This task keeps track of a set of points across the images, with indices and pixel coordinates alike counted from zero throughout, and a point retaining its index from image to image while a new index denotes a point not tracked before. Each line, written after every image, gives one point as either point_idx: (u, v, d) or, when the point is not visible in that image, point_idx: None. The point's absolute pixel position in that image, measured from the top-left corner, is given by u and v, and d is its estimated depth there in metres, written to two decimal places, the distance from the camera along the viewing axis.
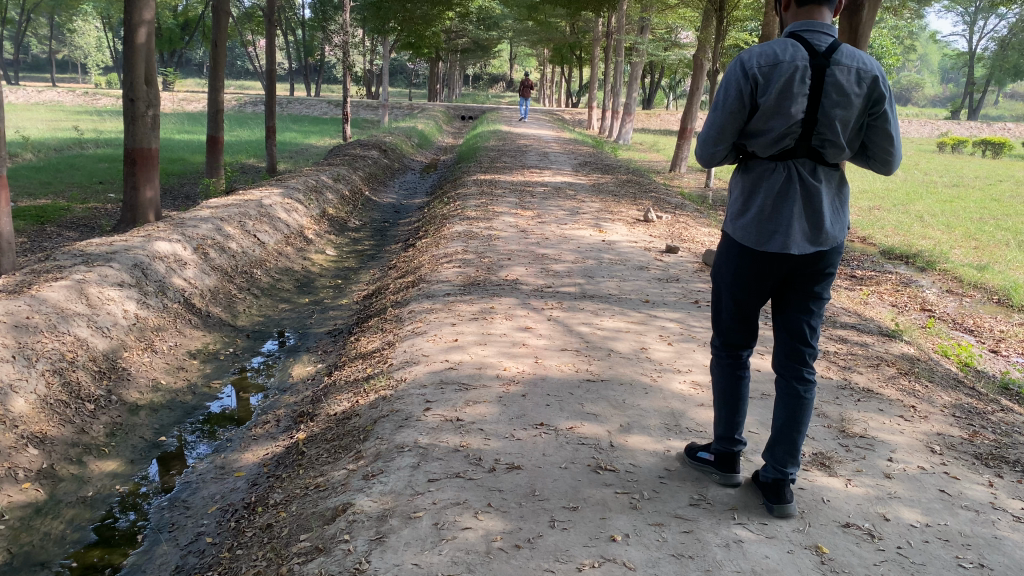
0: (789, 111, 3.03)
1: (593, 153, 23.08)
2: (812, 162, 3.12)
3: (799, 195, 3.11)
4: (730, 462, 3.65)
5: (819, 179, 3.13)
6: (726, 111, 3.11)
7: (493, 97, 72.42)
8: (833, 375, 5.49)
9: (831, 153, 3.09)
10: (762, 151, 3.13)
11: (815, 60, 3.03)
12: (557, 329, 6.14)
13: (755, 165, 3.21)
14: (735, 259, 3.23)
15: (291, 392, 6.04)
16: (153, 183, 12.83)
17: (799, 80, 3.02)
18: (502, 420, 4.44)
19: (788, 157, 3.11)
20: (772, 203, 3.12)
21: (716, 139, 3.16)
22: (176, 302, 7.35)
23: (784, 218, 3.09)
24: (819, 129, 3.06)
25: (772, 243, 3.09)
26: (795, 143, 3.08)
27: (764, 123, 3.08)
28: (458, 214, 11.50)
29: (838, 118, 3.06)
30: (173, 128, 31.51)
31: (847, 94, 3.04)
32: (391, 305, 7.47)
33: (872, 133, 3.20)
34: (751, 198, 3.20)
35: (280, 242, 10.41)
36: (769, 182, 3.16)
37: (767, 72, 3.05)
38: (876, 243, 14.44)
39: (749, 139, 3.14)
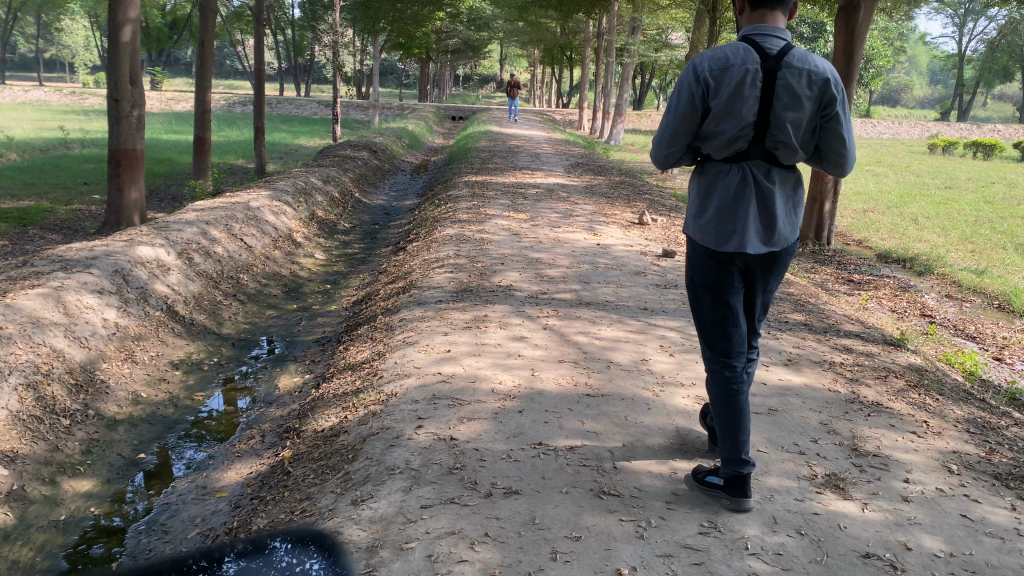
0: (740, 114, 3.14)
1: (585, 154, 22.87)
2: (766, 164, 3.24)
3: (754, 196, 3.23)
4: (741, 485, 3.48)
5: (772, 181, 3.26)
6: (679, 115, 3.22)
7: (484, 98, 72.23)
8: (840, 388, 5.30)
9: (784, 154, 3.21)
10: (716, 153, 3.26)
11: (766, 63, 3.12)
12: (553, 338, 5.93)
13: (711, 167, 3.32)
14: (698, 260, 3.31)
15: (277, 405, 5.80)
16: (138, 185, 12.54)
17: (750, 83, 3.12)
18: (499, 439, 4.22)
19: (741, 158, 3.24)
20: (728, 205, 3.23)
21: (670, 142, 3.29)
22: (159, 310, 7.11)
23: (741, 218, 3.19)
24: (771, 131, 3.17)
25: (730, 243, 3.19)
26: (748, 144, 3.20)
27: (716, 125, 3.20)
28: (450, 217, 11.27)
29: (789, 121, 3.17)
30: (160, 128, 31.13)
31: (798, 97, 3.14)
32: (381, 312, 7.24)
33: (826, 135, 3.29)
34: (708, 199, 3.31)
35: (268, 246, 10.16)
36: (724, 183, 3.27)
37: (718, 75, 3.15)
38: (872, 246, 14.30)
39: (703, 141, 3.26)
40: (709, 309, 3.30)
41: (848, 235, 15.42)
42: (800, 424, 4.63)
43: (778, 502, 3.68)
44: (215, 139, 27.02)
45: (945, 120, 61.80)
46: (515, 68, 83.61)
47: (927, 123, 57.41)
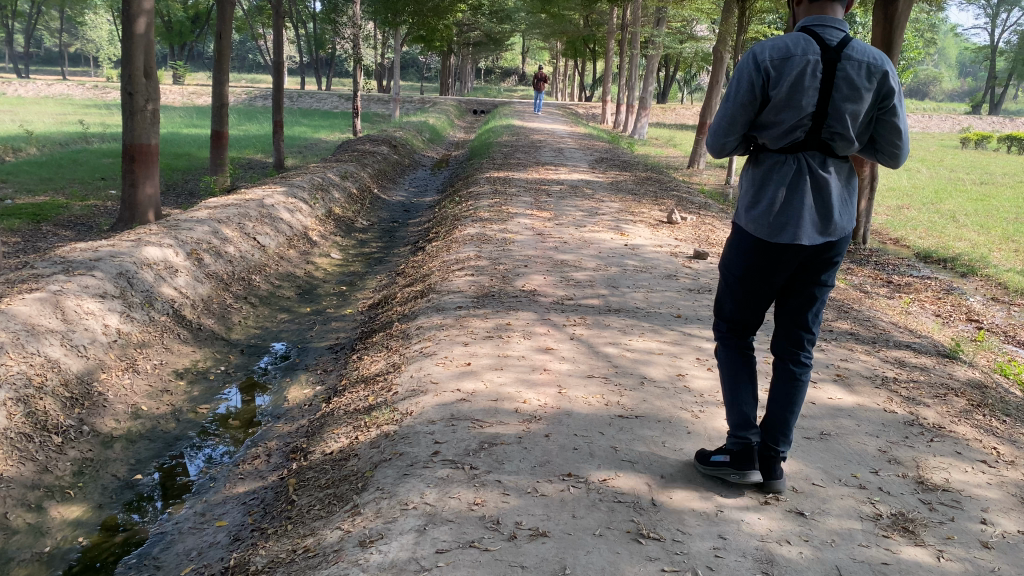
0: (800, 104, 3.04)
1: (609, 148, 22.37)
2: (822, 155, 3.13)
3: (809, 186, 3.11)
4: (746, 458, 3.51)
5: (829, 170, 3.14)
6: (737, 104, 3.11)
7: (507, 91, 71.87)
8: (896, 409, 4.83)
9: (841, 146, 3.11)
10: (773, 143, 3.14)
11: (826, 55, 3.04)
12: (581, 350, 5.50)
13: (766, 158, 3.20)
14: (743, 251, 3.20)
15: (285, 420, 5.41)
16: (153, 180, 12.23)
17: (810, 74, 3.02)
18: (523, 470, 3.81)
19: (799, 148, 3.12)
20: (782, 195, 3.10)
21: (727, 131, 3.17)
22: (164, 314, 6.76)
23: (796, 209, 3.08)
24: (830, 123, 3.07)
25: (784, 235, 3.07)
26: (806, 135, 3.09)
27: (775, 116, 3.09)
28: (471, 215, 10.87)
29: (848, 112, 3.07)
30: (180, 121, 31.00)
31: (857, 89, 3.05)
32: (397, 318, 6.85)
33: (881, 127, 3.24)
34: (762, 188, 3.17)
35: (282, 245, 9.81)
36: (780, 172, 3.14)
37: (779, 65, 3.04)
38: (909, 245, 13.74)
39: (760, 131, 3.15)
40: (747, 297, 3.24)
41: (883, 234, 14.84)
42: (857, 452, 4.18)
43: (841, 549, 3.25)
44: (235, 134, 26.77)
45: (975, 113, 60.57)
46: (537, 61, 83.00)
47: (957, 115, 56.25)
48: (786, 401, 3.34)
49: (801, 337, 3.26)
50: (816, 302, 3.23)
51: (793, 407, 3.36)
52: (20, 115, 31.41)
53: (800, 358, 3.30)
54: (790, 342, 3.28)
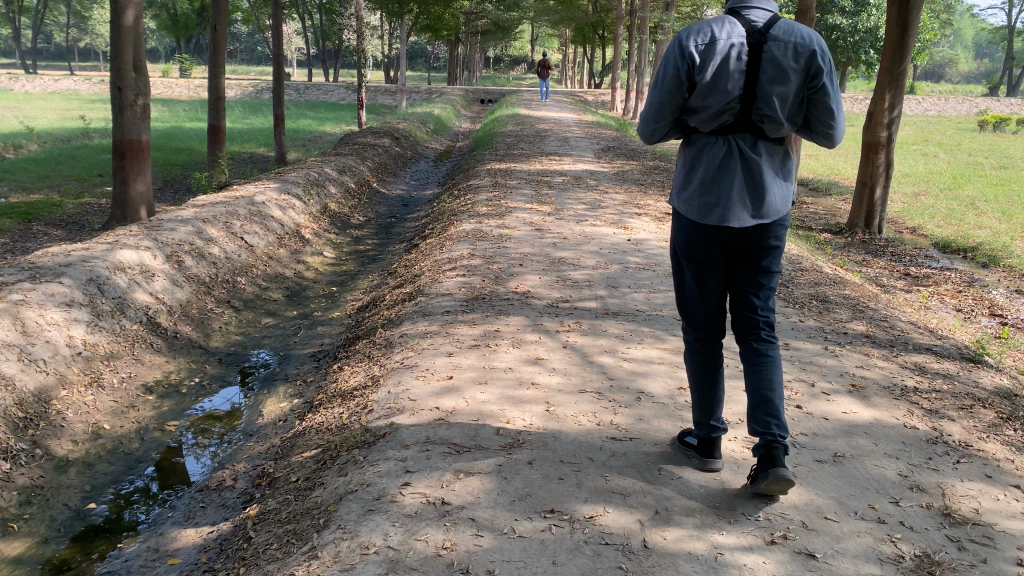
0: (726, 88, 3.19)
1: (616, 137, 21.89)
2: (752, 137, 3.27)
3: (738, 167, 3.25)
4: (710, 445, 3.65)
5: (759, 154, 3.28)
6: (665, 90, 3.28)
7: (515, 79, 71.17)
8: (917, 425, 4.40)
9: (770, 127, 3.24)
10: (703, 126, 3.29)
11: (750, 38, 3.20)
12: (573, 359, 5.11)
13: (697, 139, 3.36)
14: (682, 232, 3.36)
15: (257, 438, 5.05)
16: (144, 177, 11.87)
17: (734, 57, 3.19)
18: (501, 504, 3.42)
19: (728, 132, 3.27)
20: (710, 176, 3.27)
21: (657, 117, 3.35)
22: (137, 323, 6.39)
23: (725, 190, 3.22)
24: (758, 105, 3.21)
25: (712, 215, 3.22)
26: (733, 118, 3.24)
27: (703, 100, 3.24)
28: (468, 210, 10.48)
29: (776, 94, 3.21)
30: (183, 115, 30.61)
31: (784, 70, 3.18)
32: (383, 323, 6.46)
33: (814, 108, 3.32)
34: (693, 170, 3.35)
35: (271, 245, 9.44)
36: (709, 154, 3.30)
37: (704, 50, 3.20)
38: (927, 234, 13.23)
39: (689, 115, 3.31)
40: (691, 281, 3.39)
41: (900, 222, 14.33)
42: (874, 477, 3.75)
43: None
44: (237, 128, 26.35)
45: (992, 95, 59.49)
46: (546, 49, 82.28)
47: (973, 98, 55.20)
48: (763, 379, 3.30)
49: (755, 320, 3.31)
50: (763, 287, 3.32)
51: (771, 383, 3.30)
52: (24, 111, 31.10)
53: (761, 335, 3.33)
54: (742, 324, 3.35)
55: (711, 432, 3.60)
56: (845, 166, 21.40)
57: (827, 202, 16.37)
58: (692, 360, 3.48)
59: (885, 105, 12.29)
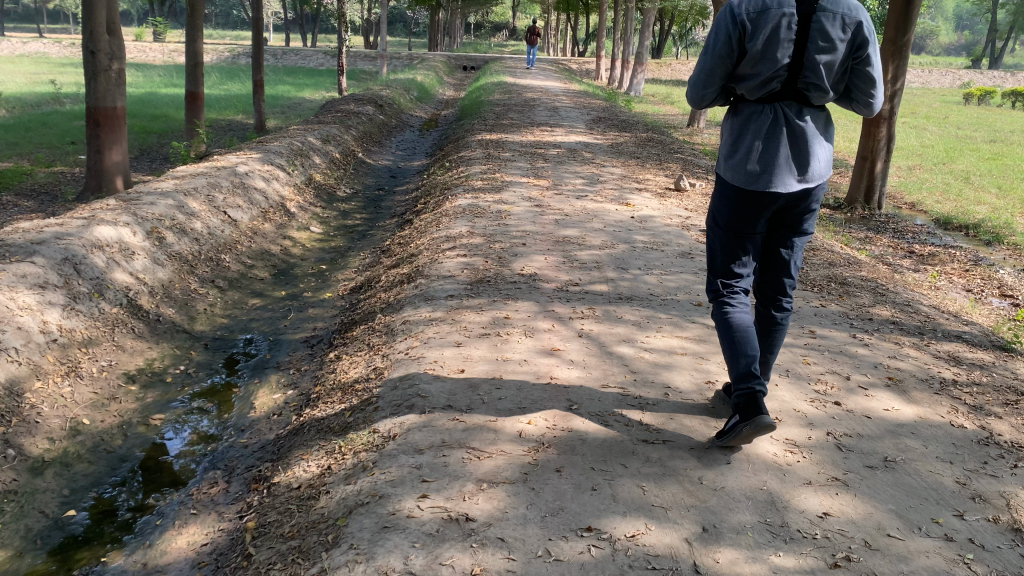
0: (775, 57, 3.10)
1: (606, 107, 21.45)
2: (798, 105, 3.21)
3: (786, 135, 3.19)
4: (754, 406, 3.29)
5: (805, 121, 3.22)
6: (715, 56, 3.18)
7: (497, 47, 70.10)
8: (965, 423, 4.11)
9: (816, 96, 3.17)
10: (750, 94, 3.21)
11: (802, 7, 3.08)
12: (591, 350, 4.76)
13: (744, 107, 3.28)
14: (725, 199, 3.29)
15: (250, 435, 4.68)
16: (121, 145, 11.32)
17: (786, 26, 3.08)
18: (532, 521, 3.08)
19: (775, 100, 3.20)
20: (759, 144, 3.19)
21: (705, 84, 3.27)
22: (116, 306, 5.97)
23: (773, 158, 3.16)
24: (805, 74, 3.13)
25: (760, 180, 3.16)
26: (781, 86, 3.17)
27: (752, 68, 3.15)
28: (462, 184, 10.09)
29: (822, 64, 3.12)
30: (160, 81, 29.74)
31: (832, 39, 3.09)
32: (381, 307, 6.10)
33: (857, 77, 3.25)
34: (739, 138, 3.27)
35: (256, 219, 9.00)
36: (757, 122, 3.23)
37: (755, 18, 3.09)
38: (926, 210, 13.00)
39: (738, 83, 3.21)
40: (727, 248, 3.33)
41: (897, 197, 14.09)
42: (931, 486, 3.46)
43: None
44: (215, 94, 25.61)
45: (975, 67, 59.37)
46: (526, 16, 81.27)
47: (956, 70, 55.04)
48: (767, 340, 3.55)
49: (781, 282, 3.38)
50: (794, 251, 3.36)
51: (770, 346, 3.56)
52: None
53: (780, 304, 3.45)
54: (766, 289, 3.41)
55: (750, 387, 3.29)
56: (836, 138, 21.13)
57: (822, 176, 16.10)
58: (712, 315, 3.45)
59: (888, 77, 11.99)
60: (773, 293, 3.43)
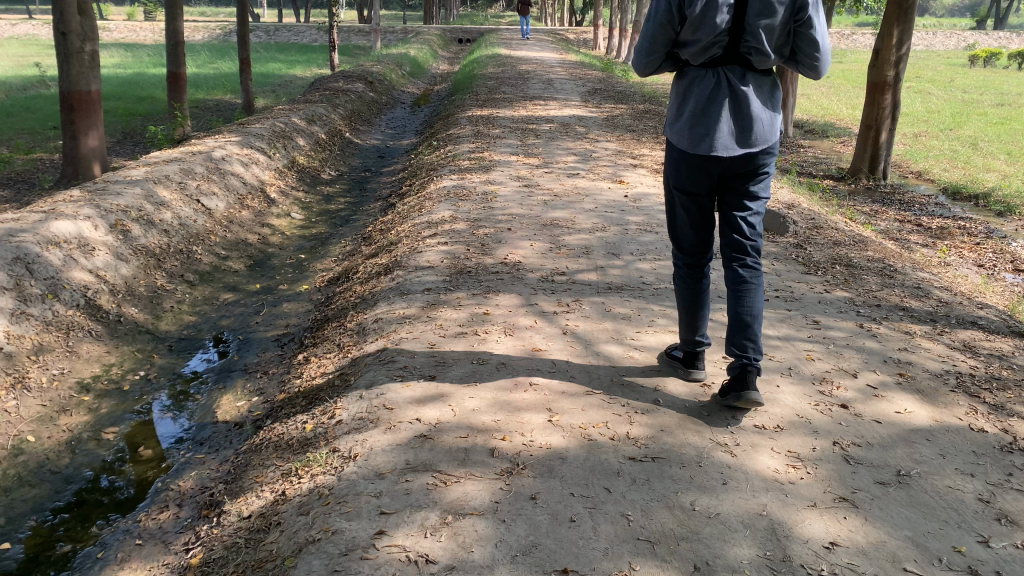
0: (713, 21, 3.23)
1: (602, 78, 20.89)
2: (741, 69, 3.34)
3: (727, 98, 3.33)
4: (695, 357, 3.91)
5: (747, 85, 3.34)
6: (658, 23, 3.36)
7: (493, 19, 69.00)
8: (985, 426, 3.72)
9: (757, 59, 3.29)
10: (693, 59, 3.36)
11: None
12: (575, 351, 4.38)
13: (689, 72, 3.43)
14: (675, 162, 3.47)
15: (209, 450, 4.31)
16: (96, 131, 10.85)
17: None
18: (501, 561, 2.71)
19: (717, 64, 3.34)
20: (700, 108, 3.35)
21: (650, 50, 3.45)
22: (72, 308, 5.59)
23: (713, 121, 3.31)
24: (745, 38, 3.26)
25: (701, 145, 3.32)
26: (722, 51, 3.31)
27: (692, 33, 3.30)
28: (448, 164, 9.68)
29: (762, 27, 3.25)
30: (148, 61, 29.09)
31: (770, 3, 3.22)
32: (355, 302, 5.73)
33: (800, 41, 3.37)
34: (684, 102, 3.43)
35: (232, 207, 8.59)
36: (699, 87, 3.38)
37: None
38: (933, 179, 12.52)
39: (681, 48, 3.38)
40: (685, 210, 3.52)
41: (903, 166, 13.62)
42: (953, 506, 3.08)
43: None
44: (204, 73, 25.00)
45: (980, 28, 58.14)
46: None
47: (962, 32, 53.89)
48: (743, 305, 3.42)
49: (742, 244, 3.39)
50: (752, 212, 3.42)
51: (752, 309, 3.42)
52: None
53: (746, 264, 3.41)
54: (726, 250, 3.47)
55: (696, 343, 3.83)
56: (840, 106, 20.55)
57: (825, 145, 15.61)
58: (680, 281, 3.69)
59: (893, 41, 11.51)
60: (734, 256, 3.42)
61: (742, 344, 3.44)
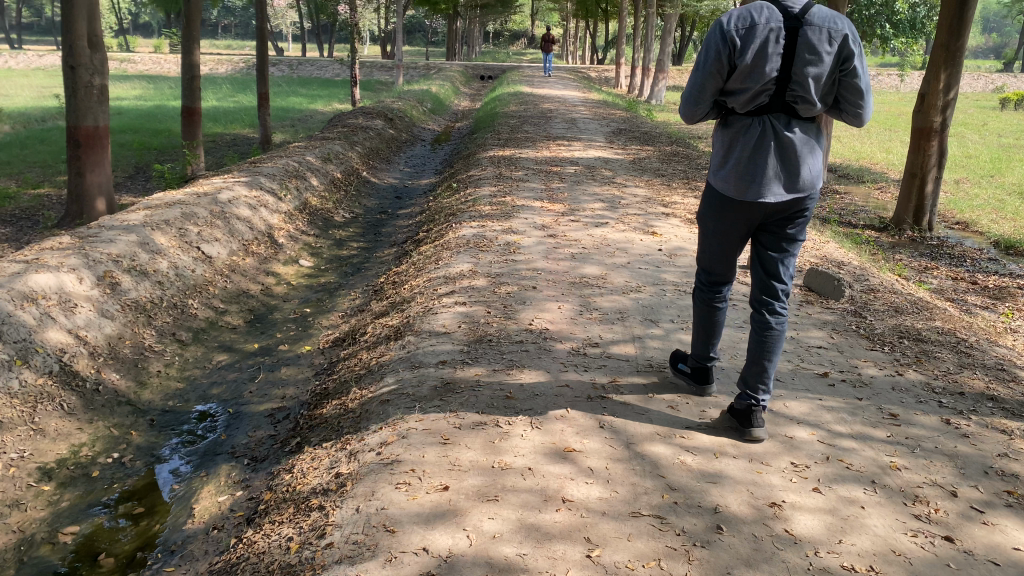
0: (763, 71, 3.23)
1: (627, 117, 20.32)
2: (787, 117, 3.32)
3: (773, 146, 3.31)
4: (705, 375, 4.19)
5: (794, 132, 3.32)
6: (706, 73, 3.31)
7: (515, 55, 69.08)
8: None
9: (804, 108, 3.28)
10: (741, 107, 3.34)
11: (788, 23, 3.22)
12: (614, 451, 3.67)
13: (734, 121, 3.40)
14: (715, 207, 3.45)
15: (179, 562, 3.63)
16: (103, 167, 10.28)
17: (773, 41, 3.22)
18: None
19: (764, 112, 3.32)
20: (747, 155, 3.32)
21: (697, 99, 3.39)
22: (44, 375, 4.97)
23: (760, 167, 3.29)
24: (793, 87, 3.26)
25: (749, 192, 3.30)
26: (770, 99, 3.29)
27: (742, 82, 3.28)
28: (467, 209, 9.06)
29: (810, 76, 3.25)
30: (168, 93, 28.85)
31: (818, 53, 3.23)
32: (360, 374, 5.08)
33: (844, 89, 3.36)
34: (730, 149, 3.39)
35: (236, 254, 8.01)
36: (746, 136, 3.35)
37: (744, 35, 3.24)
38: (983, 231, 11.78)
39: (729, 97, 3.35)
40: (720, 251, 3.51)
41: (948, 215, 12.89)
42: None
43: None
44: (223, 107, 24.69)
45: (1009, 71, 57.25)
46: (542, 23, 80.03)
47: (990, 75, 52.98)
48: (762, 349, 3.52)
49: (773, 288, 3.43)
50: (788, 255, 3.43)
51: (769, 353, 3.52)
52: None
53: (772, 310, 3.47)
54: (760, 291, 3.47)
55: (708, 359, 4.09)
56: (874, 150, 19.81)
57: (862, 192, 14.90)
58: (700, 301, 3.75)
59: (940, 86, 10.87)
60: (765, 301, 3.46)
61: (754, 385, 3.60)
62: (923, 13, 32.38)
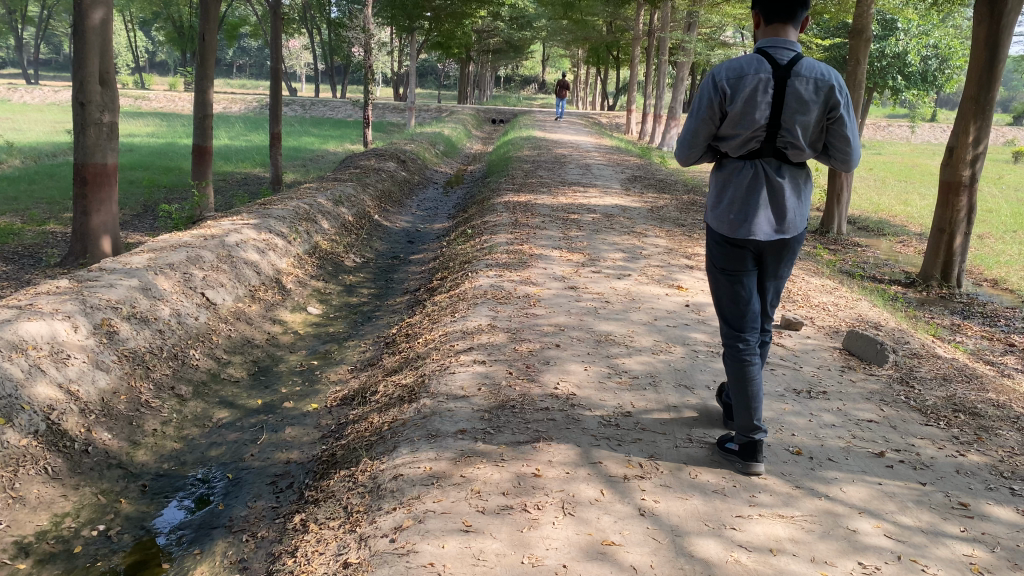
0: (753, 118, 3.37)
1: (642, 164, 20.06)
2: (777, 161, 3.46)
3: (765, 189, 3.44)
4: (752, 450, 3.83)
5: (784, 176, 3.46)
6: (699, 119, 3.46)
7: (525, 100, 69.51)
8: None
9: (793, 153, 3.42)
10: (733, 151, 3.49)
11: (777, 73, 3.34)
12: (658, 546, 3.26)
13: (727, 164, 3.56)
14: (716, 246, 3.56)
15: None
16: (109, 206, 9.97)
17: (762, 90, 3.35)
18: None
19: (755, 157, 3.46)
20: (739, 196, 3.46)
21: (690, 143, 3.54)
22: (29, 435, 4.57)
23: (752, 207, 3.42)
24: (783, 133, 3.39)
25: (741, 229, 3.43)
26: (761, 145, 3.43)
27: (732, 128, 3.43)
28: (483, 257, 8.73)
29: (798, 124, 3.38)
30: (181, 132, 28.80)
31: (805, 102, 3.34)
32: (372, 439, 4.69)
33: (833, 136, 3.47)
34: (723, 191, 3.54)
35: (242, 300, 7.66)
36: (738, 178, 3.50)
37: (733, 84, 3.38)
38: (1013, 289, 11.39)
39: (721, 142, 3.50)
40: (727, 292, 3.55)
41: (975, 272, 12.52)
42: None
43: None
44: (235, 146, 24.57)
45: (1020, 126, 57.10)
46: (553, 68, 80.63)
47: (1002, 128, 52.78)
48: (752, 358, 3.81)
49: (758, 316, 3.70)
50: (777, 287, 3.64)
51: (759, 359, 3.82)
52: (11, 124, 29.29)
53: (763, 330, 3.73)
54: None
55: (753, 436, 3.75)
56: (891, 202, 19.49)
57: (884, 245, 14.56)
58: (731, 360, 3.60)
59: (970, 139, 10.55)
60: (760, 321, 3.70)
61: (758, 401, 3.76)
62: (935, 65, 32.23)
